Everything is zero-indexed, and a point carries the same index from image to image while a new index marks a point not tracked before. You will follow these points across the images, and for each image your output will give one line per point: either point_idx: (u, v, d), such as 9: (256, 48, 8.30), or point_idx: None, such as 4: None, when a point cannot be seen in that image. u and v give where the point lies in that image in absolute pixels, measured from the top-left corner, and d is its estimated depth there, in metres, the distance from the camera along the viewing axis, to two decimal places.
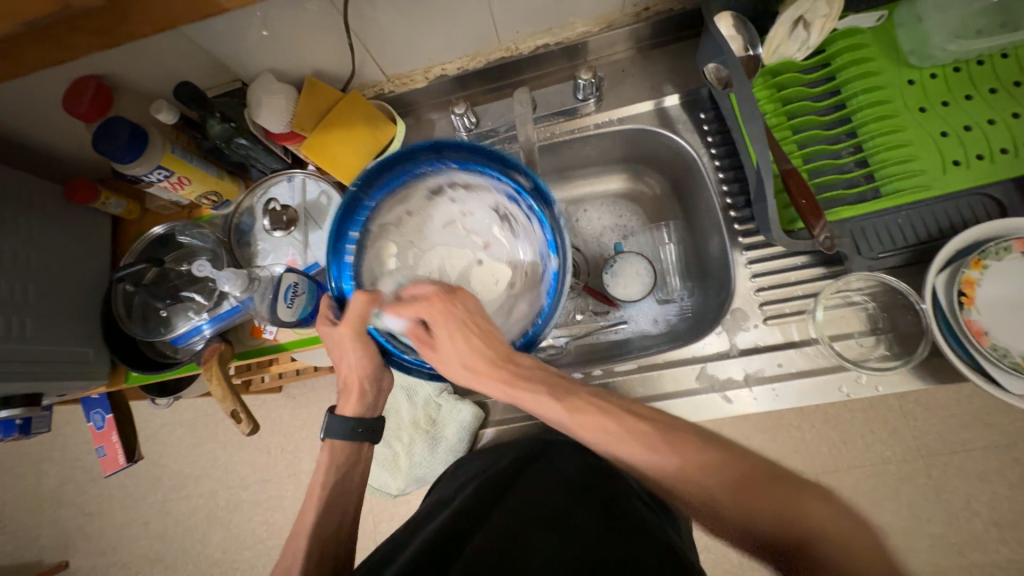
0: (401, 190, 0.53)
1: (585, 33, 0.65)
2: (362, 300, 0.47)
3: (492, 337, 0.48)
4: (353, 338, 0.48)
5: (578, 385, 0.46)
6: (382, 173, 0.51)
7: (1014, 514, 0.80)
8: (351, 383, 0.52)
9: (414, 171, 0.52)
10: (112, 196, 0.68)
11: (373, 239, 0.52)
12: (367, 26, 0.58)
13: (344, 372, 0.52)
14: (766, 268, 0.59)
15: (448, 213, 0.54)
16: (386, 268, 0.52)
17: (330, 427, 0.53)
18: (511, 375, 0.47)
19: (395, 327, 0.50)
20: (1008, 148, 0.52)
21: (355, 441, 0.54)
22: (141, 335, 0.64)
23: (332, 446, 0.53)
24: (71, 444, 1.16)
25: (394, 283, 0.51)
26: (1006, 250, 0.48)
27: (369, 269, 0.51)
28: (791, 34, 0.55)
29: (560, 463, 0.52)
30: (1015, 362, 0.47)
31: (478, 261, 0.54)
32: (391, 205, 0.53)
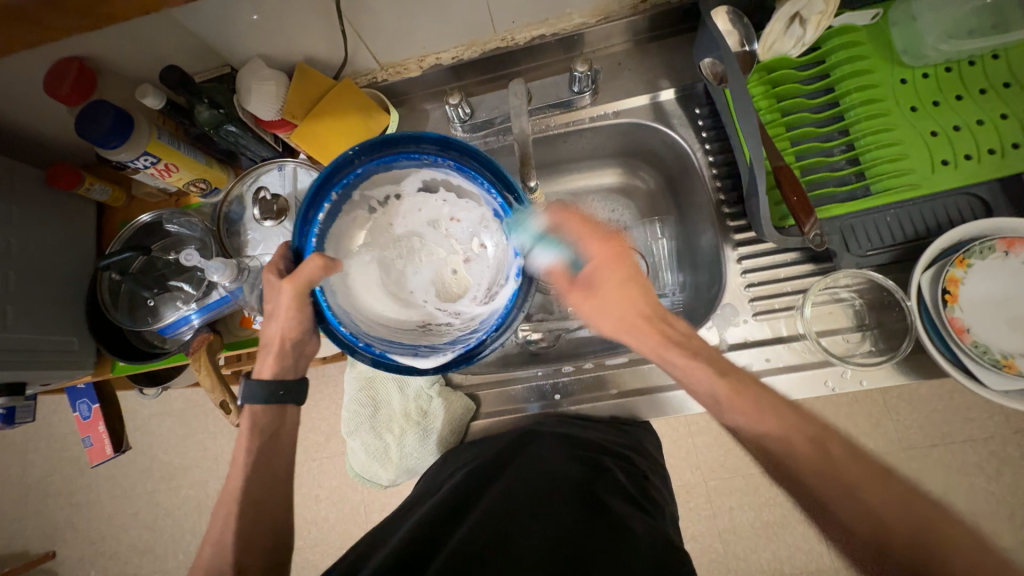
0: (394, 169, 0.49)
1: (582, 25, 0.65)
2: (314, 264, 0.46)
3: (631, 294, 0.52)
4: (291, 297, 0.48)
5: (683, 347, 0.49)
6: (384, 145, 0.48)
7: (989, 505, 0.83)
8: (273, 341, 0.52)
9: (411, 156, 0.49)
10: (97, 182, 0.66)
11: (350, 207, 0.50)
12: (360, 12, 0.57)
13: (273, 332, 0.52)
14: (757, 265, 0.59)
15: (437, 212, 0.53)
16: (355, 239, 0.51)
17: (245, 390, 0.53)
18: (664, 337, 0.50)
19: (336, 298, 0.49)
20: (995, 149, 0.53)
21: (273, 403, 0.53)
22: (128, 324, 0.63)
23: (251, 409, 0.53)
24: (58, 435, 1.15)
25: (357, 258, 0.51)
26: (991, 249, 0.49)
27: (335, 237, 0.50)
28: (787, 30, 0.55)
29: (551, 454, 0.53)
30: (995, 358, 0.48)
31: (445, 265, 0.54)
32: (381, 181, 0.50)
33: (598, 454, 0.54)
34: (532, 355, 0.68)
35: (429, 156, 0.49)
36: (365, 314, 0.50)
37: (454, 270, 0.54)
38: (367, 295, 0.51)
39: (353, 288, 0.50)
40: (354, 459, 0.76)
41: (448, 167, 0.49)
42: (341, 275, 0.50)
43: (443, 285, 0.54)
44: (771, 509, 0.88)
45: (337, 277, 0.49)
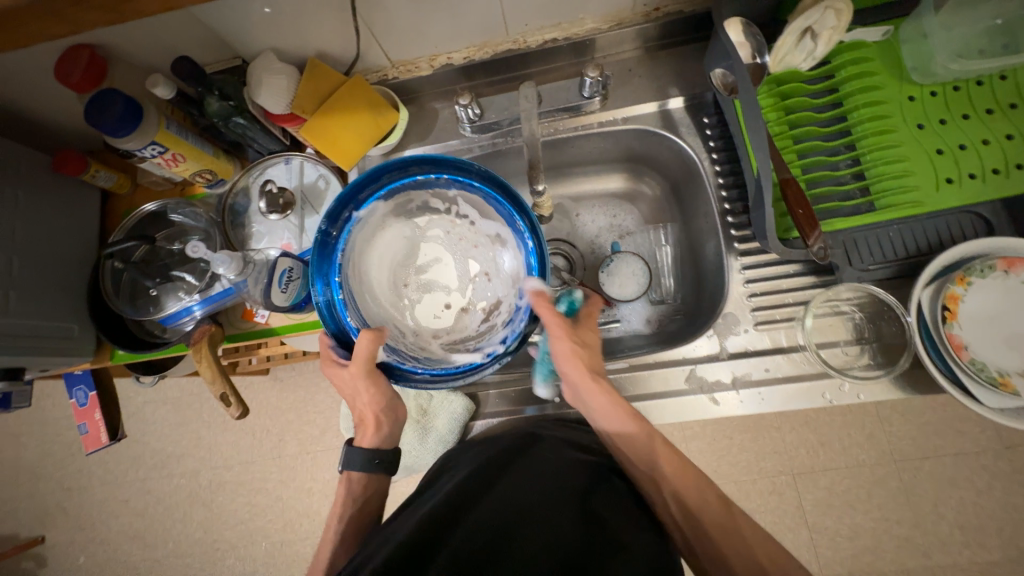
0: (489, 205, 0.53)
1: (594, 30, 0.65)
2: (366, 337, 0.47)
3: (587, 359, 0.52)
4: (359, 373, 0.49)
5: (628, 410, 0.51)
6: (502, 190, 0.51)
7: (977, 518, 0.83)
8: (367, 418, 0.55)
9: (512, 214, 0.51)
10: (102, 169, 0.66)
11: (438, 191, 0.54)
12: (374, 9, 0.57)
13: (362, 409, 0.54)
14: (759, 275, 0.60)
15: (483, 259, 0.55)
16: (418, 212, 0.55)
17: (347, 457, 0.55)
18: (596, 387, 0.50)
19: (357, 253, 0.51)
20: (999, 169, 0.53)
21: (370, 473, 0.55)
22: (129, 313, 0.63)
23: (348, 478, 0.55)
24: (51, 419, 1.14)
25: (402, 228, 0.54)
26: (991, 268, 0.50)
27: (404, 199, 0.53)
28: (799, 44, 0.55)
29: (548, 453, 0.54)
30: (991, 377, 0.49)
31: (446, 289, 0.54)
32: (478, 207, 0.54)
33: (593, 458, 0.55)
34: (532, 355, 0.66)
35: (521, 227, 0.51)
36: (365, 276, 0.52)
37: (448, 313, 0.54)
38: (375, 259, 0.53)
39: (378, 248, 0.53)
40: None
41: (524, 243, 0.52)
42: (377, 234, 0.53)
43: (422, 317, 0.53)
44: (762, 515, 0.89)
45: (377, 230, 0.53)
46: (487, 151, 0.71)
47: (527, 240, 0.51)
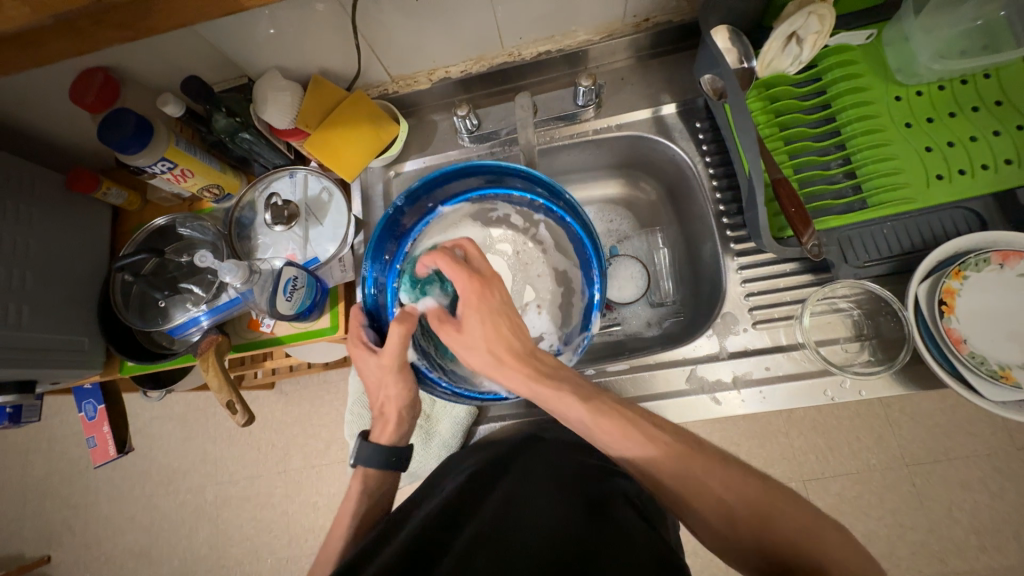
0: (568, 242, 0.62)
1: (586, 41, 0.67)
2: (397, 327, 0.51)
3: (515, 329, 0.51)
4: (388, 365, 0.54)
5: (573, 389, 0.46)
6: (587, 232, 0.59)
7: (994, 522, 0.82)
8: (388, 410, 0.56)
9: (591, 258, 0.60)
10: (113, 186, 0.69)
11: (521, 210, 0.63)
12: (374, 27, 0.59)
13: (384, 401, 0.56)
14: (756, 274, 0.60)
15: (540, 286, 0.62)
16: (495, 223, 0.64)
17: (363, 453, 0.56)
18: (535, 370, 0.48)
19: (430, 242, 0.61)
20: (988, 164, 0.54)
21: (387, 470, 0.56)
22: (138, 325, 0.65)
23: (364, 474, 0.56)
24: (59, 436, 1.15)
25: (476, 230, 0.63)
26: (986, 262, 0.50)
27: (488, 207, 0.63)
28: (785, 49, 0.57)
29: (552, 458, 0.54)
30: (992, 369, 0.49)
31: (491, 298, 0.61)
32: (556, 239, 0.63)
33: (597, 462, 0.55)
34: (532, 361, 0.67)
35: (593, 275, 0.60)
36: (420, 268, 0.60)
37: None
38: (444, 246, 0.61)
39: (449, 241, 0.62)
40: None
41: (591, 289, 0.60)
42: (454, 230, 0.62)
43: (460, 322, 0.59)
44: None
45: (457, 226, 0.63)
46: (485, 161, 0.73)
47: (594, 287, 0.60)
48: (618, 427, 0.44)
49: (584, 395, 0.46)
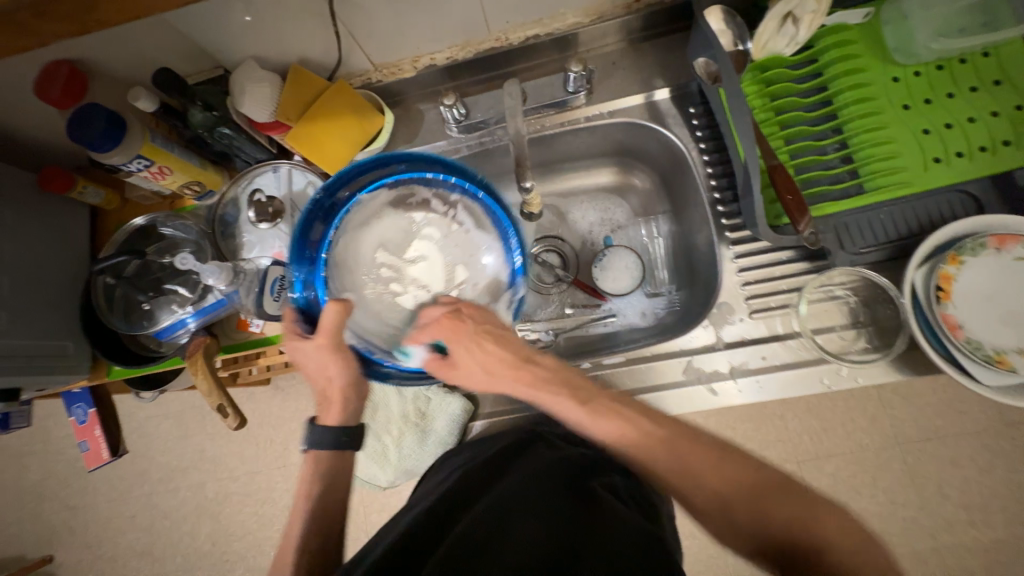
0: (484, 217, 0.57)
1: (575, 24, 0.65)
2: (333, 308, 0.50)
3: (507, 339, 0.50)
4: (326, 348, 0.51)
5: (570, 392, 0.47)
6: (506, 211, 0.56)
7: (982, 497, 0.83)
8: (331, 392, 0.54)
9: (509, 231, 0.56)
10: (89, 185, 0.66)
11: (438, 188, 0.58)
12: (354, 13, 0.57)
13: (326, 383, 0.54)
14: (753, 263, 0.59)
15: (464, 263, 0.57)
16: (417, 208, 0.58)
17: (314, 437, 0.54)
18: (532, 376, 0.49)
19: (343, 234, 0.56)
20: (986, 146, 0.53)
21: (340, 450, 0.55)
22: (123, 329, 0.63)
23: (316, 456, 0.55)
24: (54, 439, 1.14)
25: (397, 218, 0.57)
26: (982, 246, 0.50)
27: (408, 192, 0.58)
28: (780, 30, 0.55)
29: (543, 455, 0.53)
30: (987, 354, 0.49)
31: (418, 282, 0.56)
32: (476, 217, 0.57)
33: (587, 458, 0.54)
34: None
35: (511, 243, 0.57)
36: (345, 262, 0.55)
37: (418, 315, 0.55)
38: (367, 236, 0.56)
39: (377, 233, 0.56)
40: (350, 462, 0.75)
41: (513, 259, 0.57)
42: (379, 222, 0.57)
43: (390, 309, 0.55)
44: None
45: (370, 215, 0.57)
46: (475, 150, 0.70)
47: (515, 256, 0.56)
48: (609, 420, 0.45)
49: (582, 397, 0.47)
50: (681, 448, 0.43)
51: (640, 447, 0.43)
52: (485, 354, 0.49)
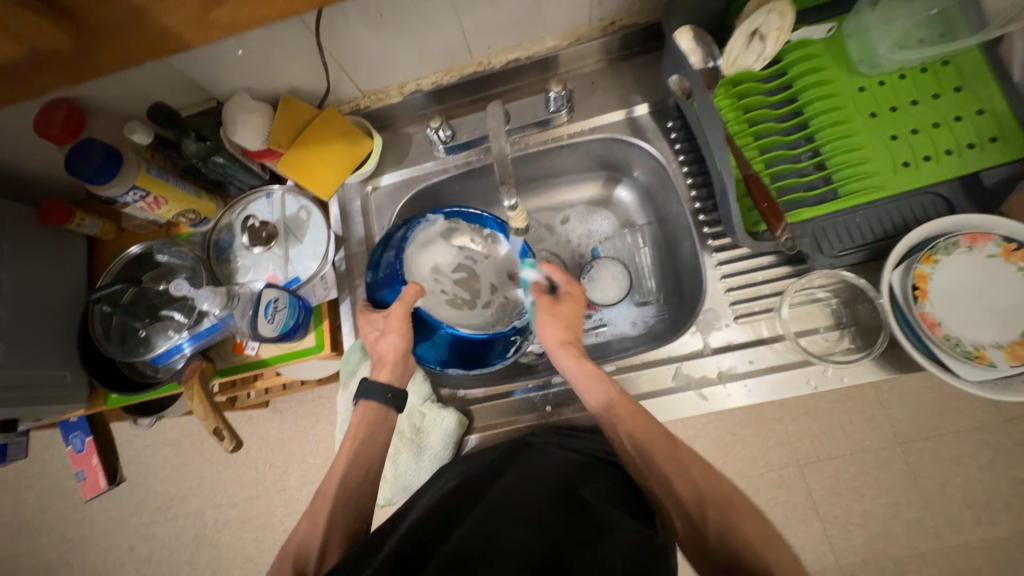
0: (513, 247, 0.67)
1: (554, 47, 0.68)
2: (412, 289, 0.60)
3: (569, 325, 0.59)
4: (398, 315, 0.59)
5: (596, 375, 0.55)
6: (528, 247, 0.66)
7: (986, 496, 0.83)
8: (385, 356, 0.59)
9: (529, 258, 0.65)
10: (87, 217, 0.68)
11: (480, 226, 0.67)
12: (341, 45, 0.59)
13: (383, 348, 0.60)
14: (735, 269, 0.61)
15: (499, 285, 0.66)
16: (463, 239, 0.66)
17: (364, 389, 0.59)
18: (571, 353, 0.57)
19: (413, 245, 0.64)
20: (952, 150, 0.55)
21: (386, 404, 0.59)
22: (120, 356, 0.64)
23: (364, 406, 0.59)
24: (50, 470, 1.13)
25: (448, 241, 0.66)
26: (954, 245, 0.52)
27: (454, 225, 0.66)
28: (748, 46, 0.57)
29: (567, 443, 0.58)
30: (967, 350, 0.50)
31: (463, 295, 0.65)
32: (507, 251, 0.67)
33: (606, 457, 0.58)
34: (523, 367, 0.71)
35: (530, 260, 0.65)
36: (412, 263, 0.63)
37: (466, 317, 0.63)
38: (424, 253, 0.64)
39: (433, 250, 0.65)
40: None
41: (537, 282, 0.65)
42: (434, 241, 0.65)
43: (445, 310, 0.63)
44: (773, 510, 0.91)
45: (429, 232, 0.65)
46: (462, 170, 0.72)
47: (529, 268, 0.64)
48: (603, 398, 0.54)
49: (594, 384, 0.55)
50: (651, 447, 0.51)
51: (606, 413, 0.54)
52: (551, 323, 0.59)
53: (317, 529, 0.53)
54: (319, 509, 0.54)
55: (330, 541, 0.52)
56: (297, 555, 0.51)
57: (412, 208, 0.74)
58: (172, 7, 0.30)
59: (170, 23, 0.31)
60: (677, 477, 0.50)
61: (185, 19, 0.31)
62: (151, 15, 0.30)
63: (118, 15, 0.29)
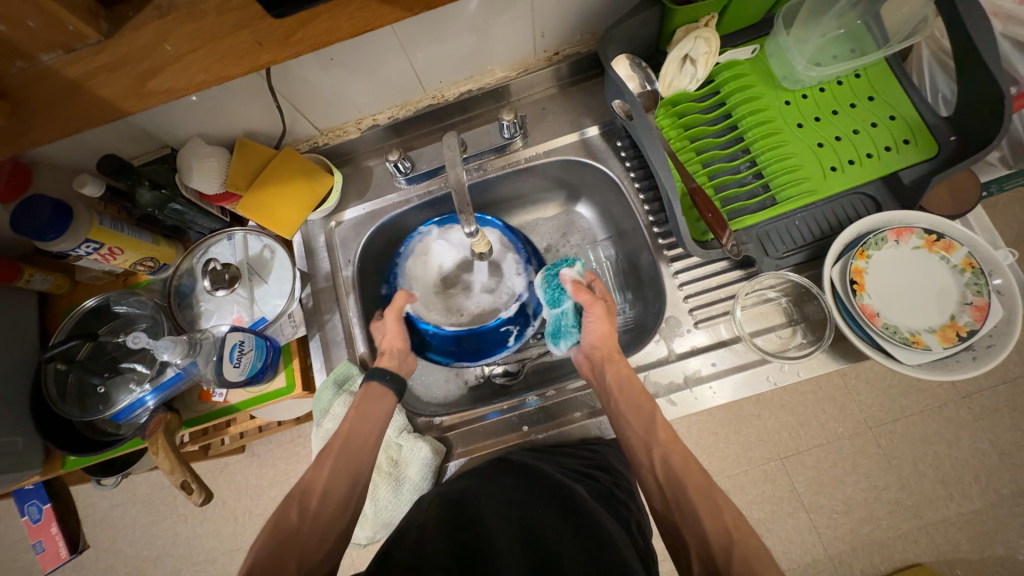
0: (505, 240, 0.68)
1: (505, 78, 0.71)
2: (400, 295, 0.65)
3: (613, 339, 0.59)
4: (393, 318, 0.64)
5: (647, 401, 0.54)
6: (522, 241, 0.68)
7: (955, 470, 0.88)
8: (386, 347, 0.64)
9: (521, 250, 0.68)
10: (37, 272, 0.66)
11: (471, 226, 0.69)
12: (294, 88, 0.61)
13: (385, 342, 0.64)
14: (691, 277, 0.64)
15: (493, 280, 0.67)
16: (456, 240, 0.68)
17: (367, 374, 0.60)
18: (623, 368, 0.56)
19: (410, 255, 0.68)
20: (872, 153, 0.60)
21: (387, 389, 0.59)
22: (78, 416, 0.61)
23: (368, 389, 0.59)
24: (7, 545, 1.05)
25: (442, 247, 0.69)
26: (883, 240, 0.56)
27: (448, 228, 0.69)
28: (681, 70, 0.62)
29: (564, 464, 0.59)
30: (904, 336, 0.54)
31: (458, 294, 0.67)
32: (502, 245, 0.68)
33: (598, 470, 0.59)
34: (499, 387, 0.72)
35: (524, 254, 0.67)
36: (409, 272, 0.68)
37: (459, 316, 0.66)
38: (420, 261, 0.68)
39: (427, 256, 0.69)
40: None
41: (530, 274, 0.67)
42: (429, 248, 0.69)
43: (441, 311, 0.67)
44: (761, 506, 0.93)
45: (424, 239, 0.69)
46: (425, 199, 0.74)
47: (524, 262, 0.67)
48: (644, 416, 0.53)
49: (642, 416, 0.53)
50: (680, 469, 0.49)
51: (645, 431, 0.52)
52: (601, 331, 0.59)
53: (321, 476, 0.54)
54: (325, 456, 0.55)
55: (325, 502, 0.52)
56: (299, 495, 0.52)
57: (377, 239, 0.75)
58: (106, 79, 0.31)
59: (108, 94, 0.32)
60: (699, 503, 0.46)
61: (122, 92, 0.32)
62: (86, 87, 0.31)
63: (55, 89, 0.31)
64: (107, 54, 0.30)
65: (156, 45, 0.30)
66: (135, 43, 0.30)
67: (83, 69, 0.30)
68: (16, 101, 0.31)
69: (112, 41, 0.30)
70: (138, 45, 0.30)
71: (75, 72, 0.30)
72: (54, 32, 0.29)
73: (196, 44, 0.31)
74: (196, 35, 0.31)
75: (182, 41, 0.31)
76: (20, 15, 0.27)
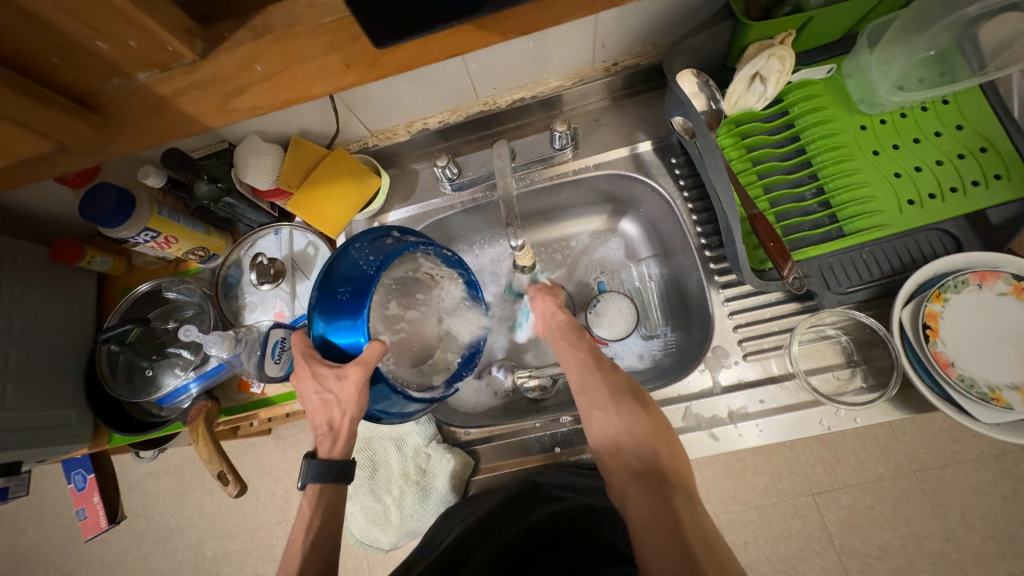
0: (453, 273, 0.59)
1: (559, 87, 0.69)
2: (375, 348, 0.47)
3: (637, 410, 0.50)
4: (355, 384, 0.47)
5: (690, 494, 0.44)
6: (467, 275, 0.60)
7: (1009, 527, 0.80)
8: (339, 425, 0.49)
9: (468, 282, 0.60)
10: (98, 254, 0.69)
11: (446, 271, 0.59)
12: (351, 91, 0.61)
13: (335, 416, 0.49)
14: (743, 305, 0.61)
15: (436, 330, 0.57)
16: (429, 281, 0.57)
17: (305, 470, 0.50)
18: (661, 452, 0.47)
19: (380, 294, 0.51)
20: (957, 187, 0.55)
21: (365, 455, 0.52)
22: (127, 396, 0.63)
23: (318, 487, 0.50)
24: (50, 501, 1.12)
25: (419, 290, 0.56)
26: (964, 283, 0.51)
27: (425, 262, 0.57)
28: (750, 87, 0.58)
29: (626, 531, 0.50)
30: (982, 391, 0.49)
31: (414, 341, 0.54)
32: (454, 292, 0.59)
33: None
34: (530, 402, 0.70)
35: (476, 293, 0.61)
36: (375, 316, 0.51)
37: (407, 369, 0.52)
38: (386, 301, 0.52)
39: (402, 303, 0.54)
40: (351, 523, 0.67)
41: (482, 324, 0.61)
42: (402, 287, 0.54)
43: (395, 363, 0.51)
44: (787, 543, 0.88)
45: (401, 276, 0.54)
46: (469, 207, 0.73)
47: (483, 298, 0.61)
48: (604, 394, 0.51)
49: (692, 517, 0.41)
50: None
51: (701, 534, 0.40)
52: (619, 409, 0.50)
53: None
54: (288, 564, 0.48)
55: None
56: None
57: None
58: (195, 96, 0.31)
59: (195, 110, 0.32)
60: None
61: (208, 108, 0.33)
62: (175, 103, 0.31)
63: (146, 103, 0.31)
64: (197, 73, 0.30)
65: (247, 66, 0.30)
66: (226, 63, 0.30)
67: (172, 87, 0.30)
68: (106, 115, 0.32)
69: (205, 61, 0.30)
70: (228, 66, 0.30)
71: (166, 89, 0.30)
72: (151, 52, 0.28)
73: (285, 65, 0.31)
74: (282, 57, 0.30)
75: (270, 62, 0.30)
76: (122, 36, 0.27)
